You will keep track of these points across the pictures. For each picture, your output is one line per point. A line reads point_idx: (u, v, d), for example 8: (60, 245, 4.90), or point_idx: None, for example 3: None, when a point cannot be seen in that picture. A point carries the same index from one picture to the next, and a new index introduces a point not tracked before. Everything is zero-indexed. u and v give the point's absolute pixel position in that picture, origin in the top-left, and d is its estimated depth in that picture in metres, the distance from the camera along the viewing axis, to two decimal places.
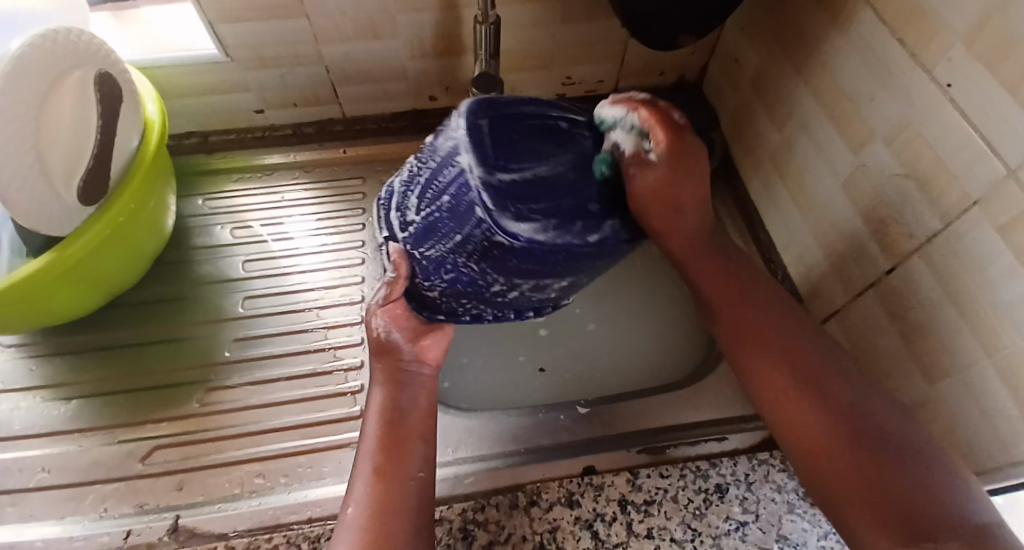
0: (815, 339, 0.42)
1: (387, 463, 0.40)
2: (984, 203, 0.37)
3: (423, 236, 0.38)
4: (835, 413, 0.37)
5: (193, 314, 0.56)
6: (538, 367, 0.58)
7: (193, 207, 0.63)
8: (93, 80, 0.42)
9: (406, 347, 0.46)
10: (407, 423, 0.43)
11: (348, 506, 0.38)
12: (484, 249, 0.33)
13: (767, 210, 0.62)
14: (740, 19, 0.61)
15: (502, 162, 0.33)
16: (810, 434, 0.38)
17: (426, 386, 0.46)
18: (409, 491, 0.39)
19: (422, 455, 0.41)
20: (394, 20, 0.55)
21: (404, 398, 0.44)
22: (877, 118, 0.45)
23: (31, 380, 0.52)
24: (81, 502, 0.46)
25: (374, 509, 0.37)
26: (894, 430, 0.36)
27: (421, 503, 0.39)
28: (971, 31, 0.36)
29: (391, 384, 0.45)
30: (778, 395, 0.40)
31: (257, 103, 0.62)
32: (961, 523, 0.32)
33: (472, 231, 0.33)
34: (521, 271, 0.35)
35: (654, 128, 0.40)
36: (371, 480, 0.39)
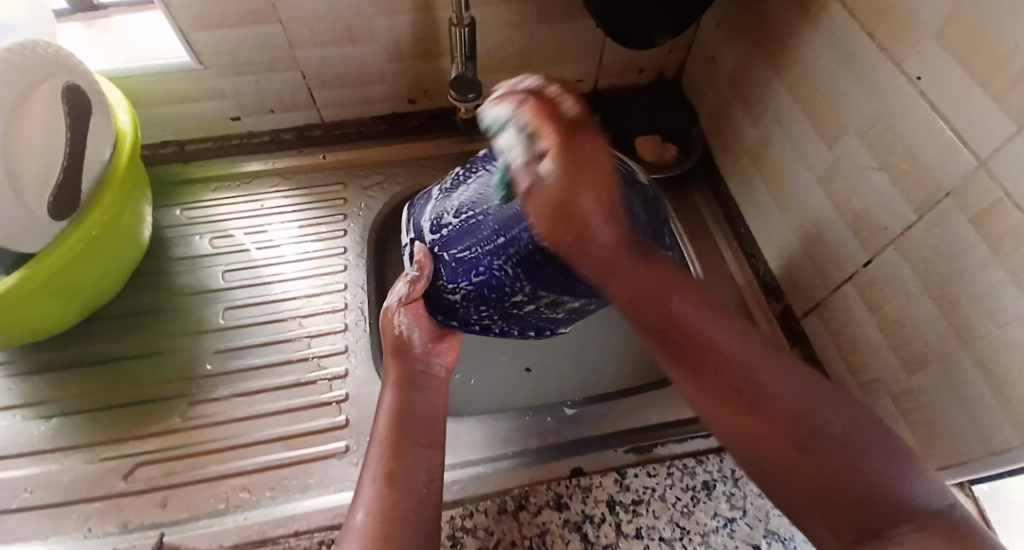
0: (730, 320, 0.31)
1: (397, 467, 0.37)
2: (956, 196, 0.37)
3: (458, 238, 0.42)
4: (777, 402, 0.27)
5: (173, 327, 0.56)
6: (525, 367, 0.58)
7: (170, 218, 0.62)
8: (62, 93, 0.42)
9: (421, 347, 0.45)
10: (419, 428, 0.41)
11: (355, 510, 0.35)
12: (527, 253, 0.38)
13: (747, 206, 0.62)
14: (717, 16, 0.61)
15: None
16: (750, 432, 0.27)
17: (436, 389, 0.45)
18: (421, 494, 0.36)
19: (429, 458, 0.39)
20: (370, 23, 0.55)
21: (414, 404, 0.42)
22: (850, 113, 0.45)
23: (8, 399, 0.51)
24: (64, 521, 0.45)
25: (383, 511, 0.34)
26: (839, 423, 0.26)
27: (431, 507, 0.36)
28: (943, 23, 0.36)
29: (400, 386, 0.43)
30: (718, 408, 0.29)
31: (233, 111, 0.62)
32: (899, 501, 0.23)
33: (519, 234, 0.38)
34: (551, 283, 0.39)
35: (541, 126, 0.35)
36: (378, 482, 0.36)
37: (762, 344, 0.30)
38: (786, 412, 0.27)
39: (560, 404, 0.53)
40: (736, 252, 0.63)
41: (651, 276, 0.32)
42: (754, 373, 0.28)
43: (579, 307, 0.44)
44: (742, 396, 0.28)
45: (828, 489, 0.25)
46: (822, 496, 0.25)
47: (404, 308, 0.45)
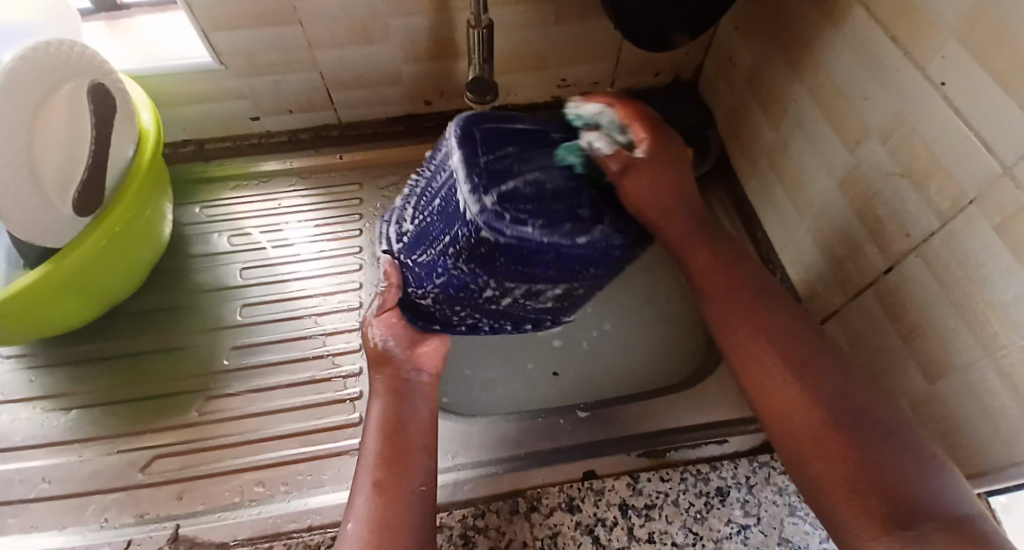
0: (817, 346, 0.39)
1: (388, 478, 0.38)
2: (980, 201, 0.36)
3: (417, 244, 0.41)
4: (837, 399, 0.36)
5: (191, 323, 0.56)
6: (551, 372, 0.57)
7: (190, 215, 0.63)
8: (86, 92, 0.43)
9: (399, 354, 0.45)
10: (410, 435, 0.41)
11: (349, 522, 0.37)
12: (472, 246, 0.34)
13: (764, 210, 0.62)
14: (735, 19, 0.61)
15: (490, 173, 0.36)
16: (794, 411, 0.36)
17: (426, 397, 0.44)
18: (412, 505, 0.38)
19: (426, 468, 0.40)
20: (387, 24, 0.55)
21: (406, 410, 0.43)
22: (871, 116, 0.45)
23: (30, 391, 0.52)
24: (82, 512, 0.46)
25: (373, 527, 0.36)
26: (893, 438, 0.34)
27: (424, 516, 0.38)
28: (966, 25, 0.35)
29: (391, 393, 0.43)
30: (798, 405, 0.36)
31: (252, 110, 0.62)
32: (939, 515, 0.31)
33: (460, 231, 0.35)
34: (513, 275, 0.36)
35: (633, 126, 0.44)
36: (371, 495, 0.37)
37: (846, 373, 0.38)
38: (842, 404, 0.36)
39: (573, 407, 0.53)
40: (752, 256, 0.63)
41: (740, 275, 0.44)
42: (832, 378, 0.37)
43: (562, 293, 0.41)
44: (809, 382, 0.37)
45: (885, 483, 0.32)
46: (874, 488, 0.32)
47: (377, 320, 0.45)
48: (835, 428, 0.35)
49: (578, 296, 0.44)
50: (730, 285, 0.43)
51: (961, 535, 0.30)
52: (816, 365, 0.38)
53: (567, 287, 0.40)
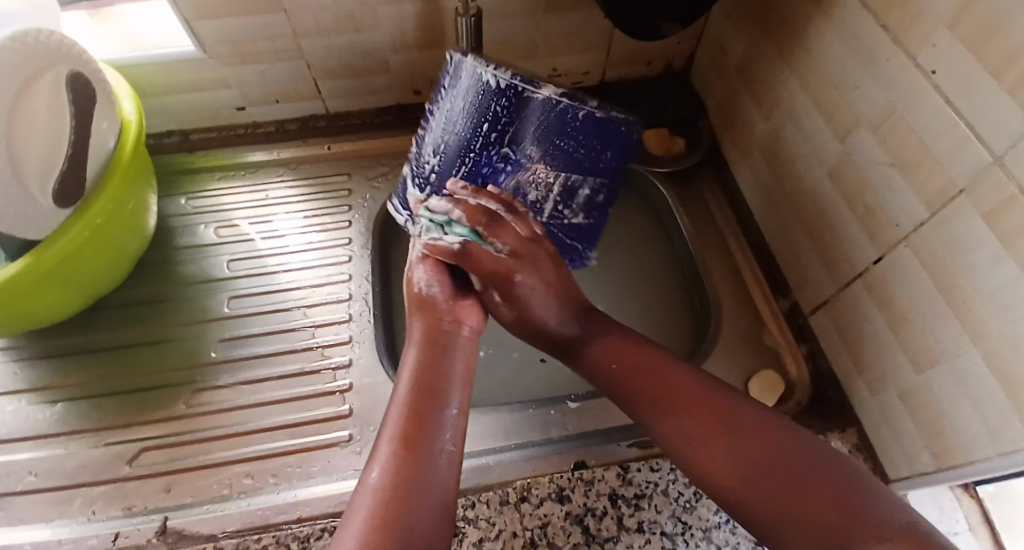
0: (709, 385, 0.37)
1: (416, 430, 0.36)
2: (968, 191, 0.37)
3: (453, 162, 0.46)
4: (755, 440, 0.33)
5: (178, 315, 0.56)
6: (539, 357, 0.58)
7: (175, 206, 0.62)
8: (65, 80, 0.42)
9: (445, 303, 0.44)
10: (445, 390, 0.39)
11: (368, 473, 0.34)
12: (517, 109, 0.42)
13: (755, 199, 0.62)
14: (726, 7, 0.60)
15: (507, 68, 0.44)
16: (723, 461, 0.33)
17: (467, 350, 0.42)
18: (441, 463, 0.35)
19: (454, 423, 0.37)
20: (376, 13, 0.55)
21: (443, 367, 0.40)
22: (862, 105, 0.45)
23: (16, 383, 0.52)
24: (69, 505, 0.46)
25: (398, 478, 0.33)
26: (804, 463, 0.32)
27: (448, 476, 0.35)
28: (956, 14, 0.35)
29: (426, 345, 0.41)
30: (707, 446, 0.34)
31: (239, 100, 0.62)
32: (877, 522, 0.28)
33: (502, 102, 0.42)
34: (553, 148, 0.44)
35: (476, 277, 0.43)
36: (394, 447, 0.35)
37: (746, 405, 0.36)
38: (750, 445, 0.33)
39: (564, 397, 0.53)
40: (742, 245, 0.63)
41: (644, 356, 0.41)
42: (751, 424, 0.34)
43: (586, 202, 0.50)
44: (716, 434, 0.34)
45: (810, 510, 0.30)
46: (808, 521, 0.30)
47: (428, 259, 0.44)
48: (749, 469, 0.32)
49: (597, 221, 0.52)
50: (636, 364, 0.40)
51: (909, 538, 0.27)
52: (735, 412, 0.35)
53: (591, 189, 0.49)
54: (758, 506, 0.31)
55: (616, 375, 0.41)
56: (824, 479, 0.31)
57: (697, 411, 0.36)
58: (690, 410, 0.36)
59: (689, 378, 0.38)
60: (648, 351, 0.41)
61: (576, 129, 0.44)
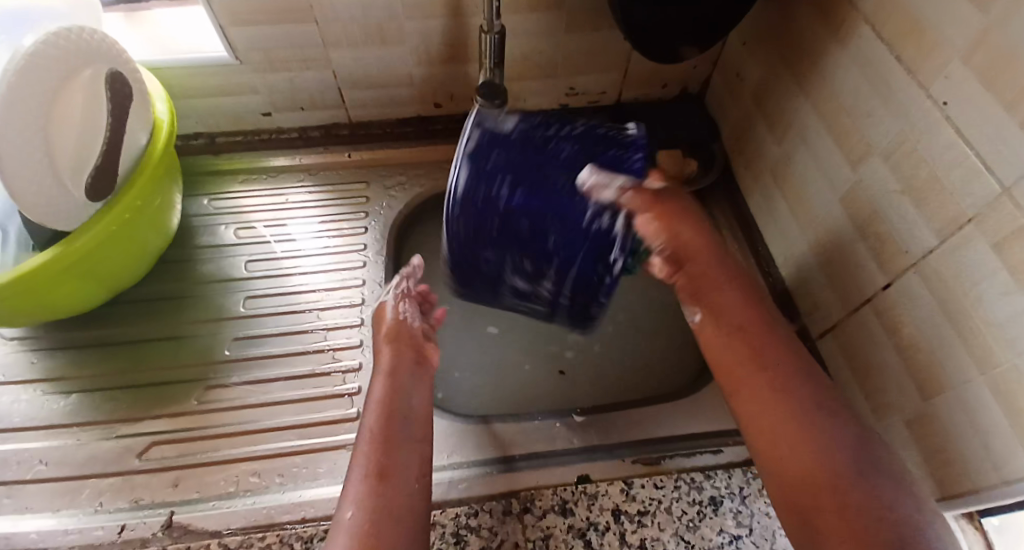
0: (797, 391, 0.40)
1: (386, 457, 0.36)
2: (979, 221, 0.37)
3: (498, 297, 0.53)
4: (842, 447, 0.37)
5: (194, 313, 0.57)
6: (558, 370, 0.59)
7: (198, 207, 0.64)
8: (104, 80, 0.44)
9: (412, 339, 0.47)
10: (408, 417, 0.40)
11: (342, 508, 0.34)
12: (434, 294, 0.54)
13: (766, 222, 0.62)
14: (743, 34, 0.61)
15: None
16: (811, 466, 0.37)
17: (423, 381, 0.44)
18: (413, 496, 0.36)
19: (420, 451, 0.38)
20: (401, 27, 0.56)
21: (401, 394, 0.41)
22: (875, 133, 0.45)
23: (32, 372, 0.53)
24: (77, 496, 0.46)
25: (372, 506, 0.34)
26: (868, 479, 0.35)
27: (420, 497, 0.36)
28: (970, 46, 0.36)
29: (390, 377, 0.43)
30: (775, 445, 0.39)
31: (265, 106, 0.63)
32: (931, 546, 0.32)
33: None
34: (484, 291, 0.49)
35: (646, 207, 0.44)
36: (366, 477, 0.35)
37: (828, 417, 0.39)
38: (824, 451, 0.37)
39: (569, 411, 0.53)
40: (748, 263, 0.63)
41: (761, 325, 0.44)
42: (827, 428, 0.38)
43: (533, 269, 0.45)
44: (797, 434, 0.38)
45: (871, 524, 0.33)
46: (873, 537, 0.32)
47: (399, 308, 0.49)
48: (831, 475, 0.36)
49: (563, 246, 0.42)
50: (751, 328, 0.44)
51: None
52: (824, 421, 0.38)
53: (527, 262, 0.44)
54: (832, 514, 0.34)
55: (726, 323, 0.45)
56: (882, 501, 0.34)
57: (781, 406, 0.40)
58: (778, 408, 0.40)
59: (791, 367, 0.42)
60: (758, 319, 0.45)
61: (468, 282, 0.48)
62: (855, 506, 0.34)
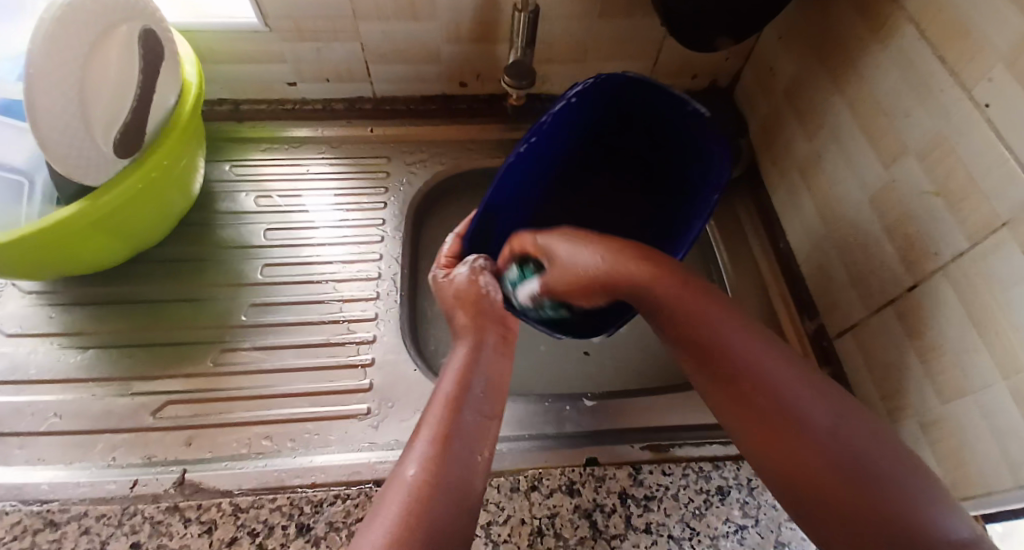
0: (790, 378, 0.34)
1: (454, 424, 0.36)
2: (1013, 226, 0.37)
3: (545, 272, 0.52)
4: (825, 432, 0.31)
5: (212, 277, 0.57)
6: (584, 351, 0.62)
7: (220, 172, 0.64)
8: (139, 38, 0.44)
9: (490, 308, 0.46)
10: (482, 397, 0.38)
11: (404, 464, 0.33)
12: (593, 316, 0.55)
13: (789, 219, 0.62)
14: (778, 28, 0.60)
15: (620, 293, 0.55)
16: (794, 456, 0.32)
17: (502, 363, 0.42)
18: (470, 468, 0.34)
19: (485, 430, 0.37)
20: (434, 2, 0.56)
21: (479, 366, 0.40)
22: (912, 133, 0.45)
23: (49, 326, 0.53)
24: (90, 449, 0.46)
25: (434, 471, 0.33)
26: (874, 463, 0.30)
27: (470, 474, 0.34)
28: (1018, 50, 0.36)
29: (472, 353, 0.42)
30: (770, 442, 0.33)
31: (292, 76, 0.63)
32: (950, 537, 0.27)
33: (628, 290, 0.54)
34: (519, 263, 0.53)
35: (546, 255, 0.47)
36: (431, 438, 0.34)
37: (827, 401, 0.32)
38: (835, 440, 0.31)
39: (580, 395, 0.53)
40: (767, 258, 0.63)
41: (706, 307, 0.37)
42: (820, 414, 0.32)
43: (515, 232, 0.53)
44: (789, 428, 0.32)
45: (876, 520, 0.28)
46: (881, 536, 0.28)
47: (478, 277, 0.47)
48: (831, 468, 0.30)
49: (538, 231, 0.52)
50: (685, 309, 0.38)
51: None
52: (807, 405, 0.32)
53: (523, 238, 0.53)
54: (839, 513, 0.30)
55: (673, 325, 0.38)
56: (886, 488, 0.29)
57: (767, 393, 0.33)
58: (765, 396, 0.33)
59: (748, 340, 0.35)
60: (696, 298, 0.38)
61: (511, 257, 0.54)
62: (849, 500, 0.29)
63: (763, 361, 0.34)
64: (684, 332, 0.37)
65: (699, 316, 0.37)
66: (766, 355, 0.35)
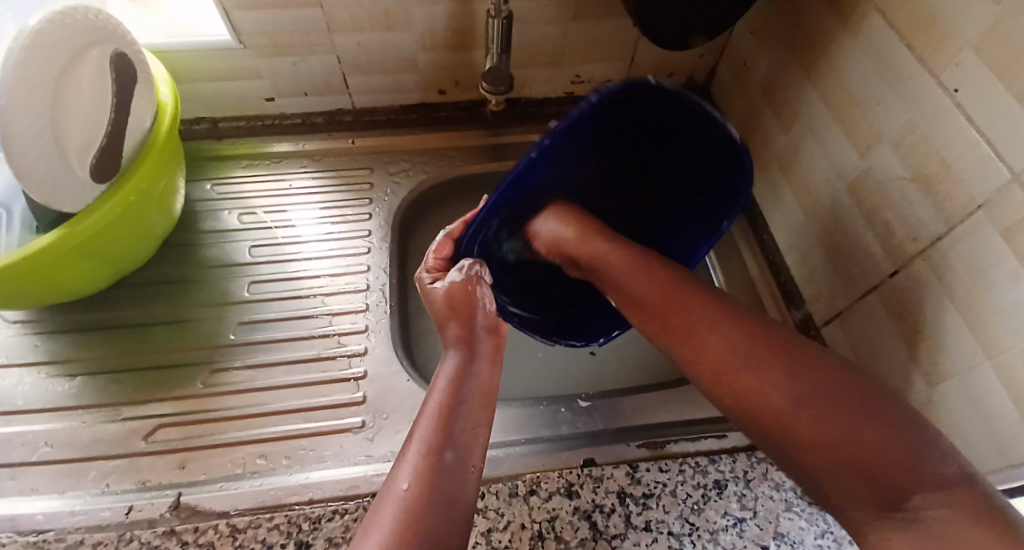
0: (745, 339, 0.36)
1: (446, 435, 0.36)
2: (987, 207, 0.38)
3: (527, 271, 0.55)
4: (790, 391, 0.33)
5: (199, 297, 0.57)
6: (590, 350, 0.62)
7: (202, 191, 0.63)
8: (110, 59, 0.43)
9: (483, 319, 0.45)
10: (474, 407, 0.39)
11: (397, 479, 0.34)
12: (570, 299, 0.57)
13: (771, 211, 0.62)
14: (751, 23, 0.61)
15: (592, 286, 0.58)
16: (765, 414, 0.34)
17: (494, 372, 0.42)
18: (462, 482, 0.35)
19: (477, 443, 0.37)
20: (409, 12, 0.56)
21: (470, 375, 0.41)
22: (884, 121, 0.46)
23: (35, 355, 0.52)
24: (82, 477, 0.46)
25: (427, 484, 0.33)
26: (838, 411, 0.32)
27: (462, 488, 0.34)
28: (982, 35, 0.37)
29: (463, 361, 0.42)
30: (733, 399, 0.36)
31: (269, 91, 0.63)
32: (935, 479, 0.28)
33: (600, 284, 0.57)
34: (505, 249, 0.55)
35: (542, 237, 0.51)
36: (423, 451, 0.35)
37: (784, 357, 0.34)
38: (797, 392, 0.33)
39: (574, 396, 0.54)
40: (754, 254, 0.63)
41: (666, 288, 0.41)
42: (785, 366, 0.34)
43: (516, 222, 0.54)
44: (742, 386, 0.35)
45: (853, 466, 0.30)
46: (858, 479, 0.30)
47: (473, 286, 0.46)
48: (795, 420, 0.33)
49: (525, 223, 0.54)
50: (652, 290, 0.42)
51: (965, 500, 0.27)
52: (761, 365, 0.35)
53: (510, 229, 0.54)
54: (812, 460, 0.32)
55: (642, 304, 0.42)
56: (862, 434, 0.30)
57: (725, 363, 0.36)
58: (722, 364, 0.36)
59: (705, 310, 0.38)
60: (656, 280, 0.42)
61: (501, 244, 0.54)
62: (822, 450, 0.31)
63: (717, 328, 0.37)
64: (647, 311, 0.42)
65: (663, 292, 0.41)
66: (718, 319, 0.38)
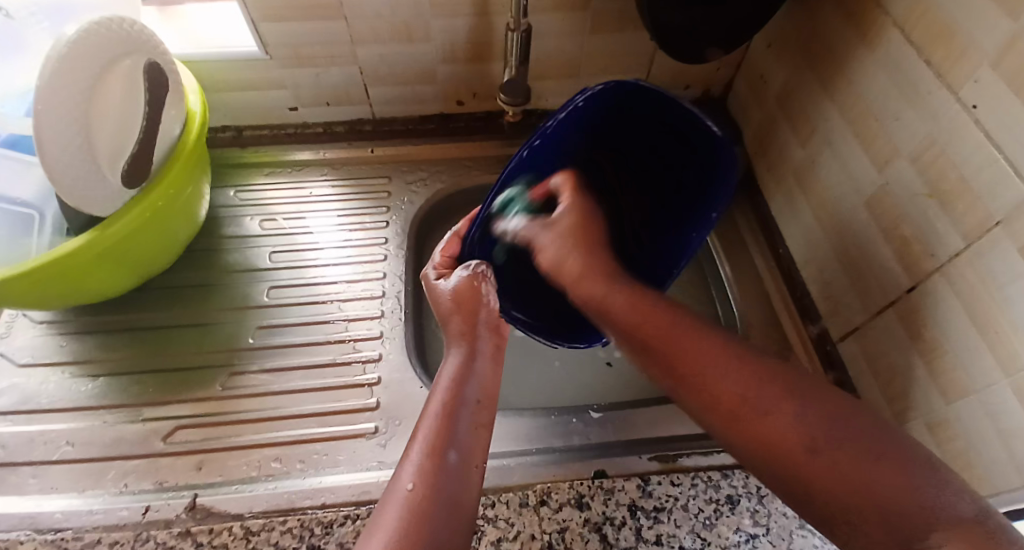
0: (752, 370, 0.34)
1: (449, 436, 0.36)
2: (1007, 223, 0.37)
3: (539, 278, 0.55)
4: (802, 418, 0.31)
5: (220, 301, 0.58)
6: (606, 362, 0.62)
7: (224, 198, 0.65)
8: (139, 70, 0.45)
9: (486, 318, 0.45)
10: (475, 407, 0.39)
11: (401, 479, 0.34)
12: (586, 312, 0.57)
13: (788, 225, 0.62)
14: (768, 36, 0.61)
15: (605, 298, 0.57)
16: (775, 443, 0.31)
17: (495, 372, 0.43)
18: (466, 484, 0.35)
19: (480, 444, 0.37)
20: (428, 25, 0.57)
21: (471, 375, 0.41)
22: (902, 135, 0.45)
23: (61, 356, 0.54)
24: (103, 476, 0.47)
25: (431, 484, 0.33)
26: (847, 443, 0.30)
27: (467, 489, 0.34)
28: (1001, 50, 0.36)
29: (465, 360, 0.42)
30: (742, 428, 0.33)
31: (291, 101, 0.64)
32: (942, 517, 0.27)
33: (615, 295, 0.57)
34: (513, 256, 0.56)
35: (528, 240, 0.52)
36: (426, 452, 0.35)
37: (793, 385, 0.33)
38: (809, 420, 0.31)
39: (585, 408, 0.53)
40: (771, 268, 0.63)
41: (661, 316, 0.38)
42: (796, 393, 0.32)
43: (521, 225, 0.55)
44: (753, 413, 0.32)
45: (864, 499, 0.28)
46: (869, 514, 0.28)
47: (479, 283, 0.47)
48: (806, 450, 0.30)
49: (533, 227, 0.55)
50: (648, 315, 0.39)
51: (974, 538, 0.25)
52: (769, 394, 0.32)
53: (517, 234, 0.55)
54: (823, 493, 0.29)
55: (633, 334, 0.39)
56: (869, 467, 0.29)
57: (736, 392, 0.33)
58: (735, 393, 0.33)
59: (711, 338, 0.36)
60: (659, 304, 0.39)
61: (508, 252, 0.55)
62: (834, 484, 0.29)
63: (723, 356, 0.35)
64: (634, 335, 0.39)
65: (660, 316, 0.38)
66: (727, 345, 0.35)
